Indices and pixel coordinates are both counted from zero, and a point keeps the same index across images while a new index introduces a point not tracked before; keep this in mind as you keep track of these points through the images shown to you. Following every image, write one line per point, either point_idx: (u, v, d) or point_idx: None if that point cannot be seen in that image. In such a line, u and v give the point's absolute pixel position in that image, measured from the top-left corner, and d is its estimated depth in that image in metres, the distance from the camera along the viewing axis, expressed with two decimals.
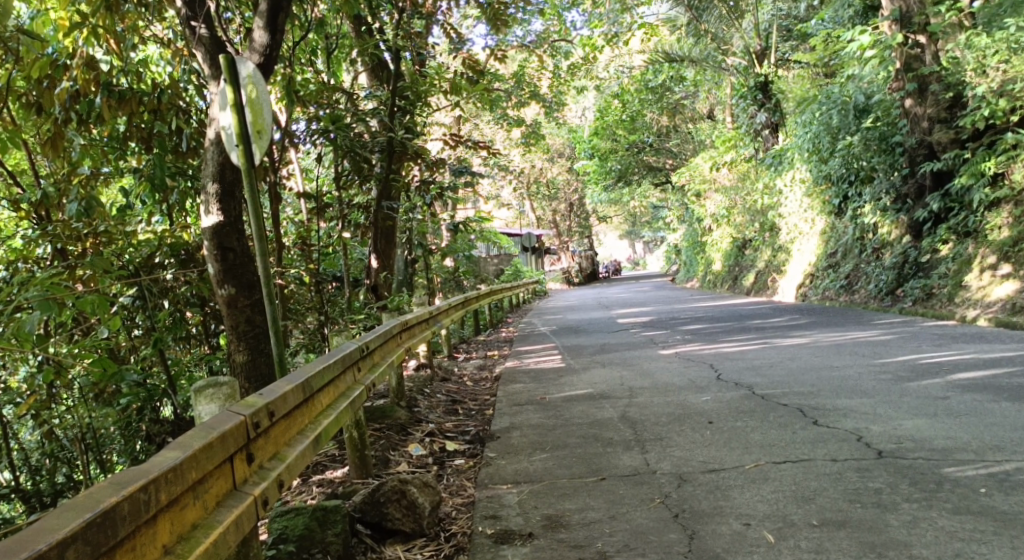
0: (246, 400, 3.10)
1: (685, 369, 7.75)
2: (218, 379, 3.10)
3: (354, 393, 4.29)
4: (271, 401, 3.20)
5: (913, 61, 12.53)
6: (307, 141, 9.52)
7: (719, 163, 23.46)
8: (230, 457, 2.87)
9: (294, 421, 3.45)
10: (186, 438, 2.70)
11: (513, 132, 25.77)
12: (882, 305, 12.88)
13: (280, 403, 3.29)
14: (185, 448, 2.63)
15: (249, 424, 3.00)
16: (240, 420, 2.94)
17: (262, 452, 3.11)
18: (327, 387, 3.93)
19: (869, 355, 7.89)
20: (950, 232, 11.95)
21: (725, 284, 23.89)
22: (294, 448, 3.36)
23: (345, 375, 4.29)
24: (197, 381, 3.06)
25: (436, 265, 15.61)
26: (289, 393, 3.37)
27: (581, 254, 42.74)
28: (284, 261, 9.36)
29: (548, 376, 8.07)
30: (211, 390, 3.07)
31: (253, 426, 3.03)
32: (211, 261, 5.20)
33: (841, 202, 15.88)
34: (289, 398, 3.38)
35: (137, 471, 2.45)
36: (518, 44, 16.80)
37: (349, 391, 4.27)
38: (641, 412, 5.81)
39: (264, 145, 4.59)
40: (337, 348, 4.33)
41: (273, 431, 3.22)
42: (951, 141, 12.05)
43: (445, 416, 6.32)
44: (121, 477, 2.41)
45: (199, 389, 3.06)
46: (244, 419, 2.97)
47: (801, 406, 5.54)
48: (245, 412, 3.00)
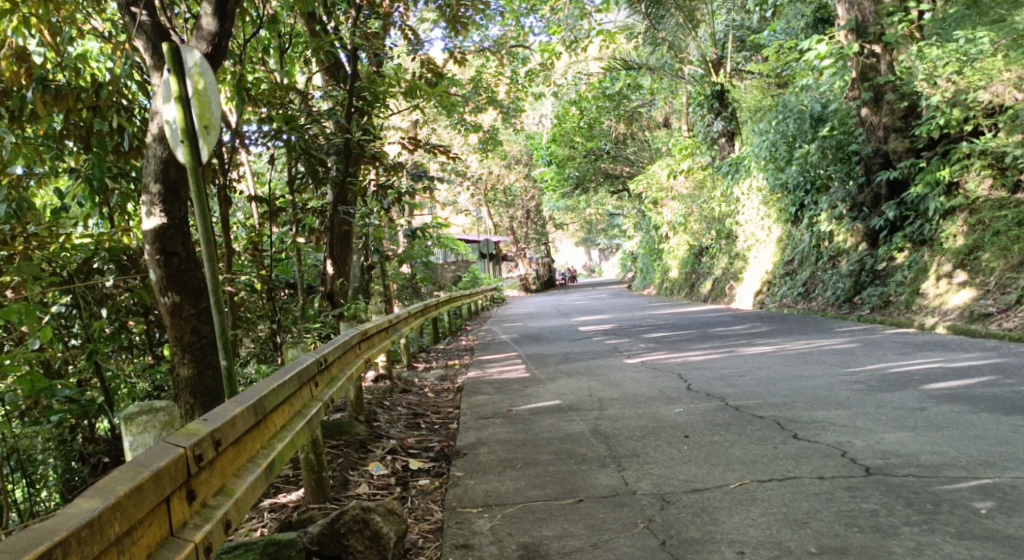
0: (187, 429, 2.79)
1: (652, 380, 7.54)
2: (154, 405, 3.03)
3: (312, 410, 3.98)
4: (217, 427, 2.89)
5: (868, 70, 12.45)
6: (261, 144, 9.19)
7: (676, 170, 23.43)
8: (166, 498, 2.55)
9: (244, 448, 3.14)
10: (109, 482, 2.38)
11: (470, 138, 25.52)
12: (840, 312, 12.82)
13: (227, 430, 2.97)
14: (106, 496, 2.31)
15: (190, 457, 2.69)
16: (177, 454, 2.62)
17: (206, 488, 2.79)
18: (282, 406, 3.61)
19: (837, 364, 7.74)
20: (906, 240, 11.96)
21: (682, 291, 23.85)
22: (245, 479, 3.04)
23: (302, 391, 3.97)
24: (130, 408, 2.99)
25: (393, 272, 15.25)
26: (238, 417, 3.06)
27: (538, 260, 42.63)
28: (234, 267, 8.99)
29: (512, 386, 7.81)
30: (145, 417, 3.00)
31: (195, 459, 2.71)
32: (152, 267, 4.84)
33: (797, 210, 15.87)
34: (238, 423, 3.06)
35: (42, 531, 2.14)
36: (475, 50, 16.51)
37: (307, 408, 3.95)
38: (613, 425, 5.57)
39: (212, 140, 4.27)
40: (294, 362, 4.01)
41: (219, 463, 2.90)
42: (906, 150, 12.10)
43: (406, 431, 6.01)
44: (22, 540, 2.09)
45: (130, 416, 2.99)
46: (183, 452, 2.65)
47: (777, 419, 5.35)
48: (184, 444, 2.69)
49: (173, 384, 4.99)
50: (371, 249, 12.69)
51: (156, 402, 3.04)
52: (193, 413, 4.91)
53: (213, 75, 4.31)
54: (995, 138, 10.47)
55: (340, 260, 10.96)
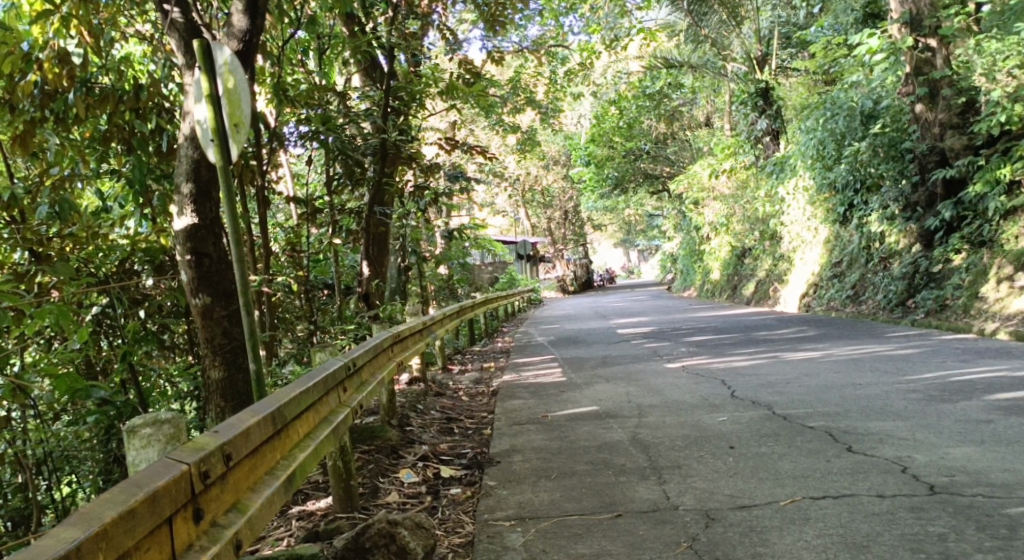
0: (194, 442, 2.62)
1: (695, 386, 7.28)
2: (160, 416, 2.74)
3: (340, 417, 3.80)
4: (227, 440, 2.72)
5: (923, 65, 12.00)
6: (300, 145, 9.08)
7: (718, 170, 23.00)
8: (166, 520, 2.39)
9: (261, 460, 2.97)
10: (99, 505, 2.22)
11: (508, 138, 25.33)
12: (892, 316, 12.42)
13: (240, 443, 2.80)
14: (93, 522, 2.14)
15: (194, 475, 2.52)
16: (179, 471, 2.45)
17: (215, 505, 2.63)
18: (306, 413, 3.45)
19: (891, 371, 7.42)
20: (963, 242, 11.52)
21: (724, 292, 23.43)
22: (260, 494, 2.88)
23: (329, 397, 3.80)
24: (133, 420, 2.71)
25: (430, 273, 15.09)
26: (252, 428, 2.89)
27: (576, 261, 42.37)
28: (272, 267, 8.91)
29: (549, 391, 7.59)
30: (149, 430, 2.71)
31: (200, 476, 2.54)
32: (183, 267, 4.71)
33: (845, 210, 15.42)
34: (253, 434, 2.89)
35: None
36: (514, 49, 16.31)
37: (334, 416, 3.78)
38: (653, 434, 5.33)
39: (242, 140, 4.00)
40: (321, 366, 3.84)
41: (230, 479, 2.74)
42: (963, 147, 11.62)
43: (439, 437, 5.82)
44: None
45: (134, 429, 2.71)
46: (186, 470, 2.48)
47: (829, 430, 5.08)
48: (188, 461, 2.51)
49: (204, 387, 4.87)
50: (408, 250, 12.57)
51: (163, 412, 2.75)
52: (223, 417, 4.78)
53: (243, 71, 4.04)
54: None
55: (377, 261, 10.82)
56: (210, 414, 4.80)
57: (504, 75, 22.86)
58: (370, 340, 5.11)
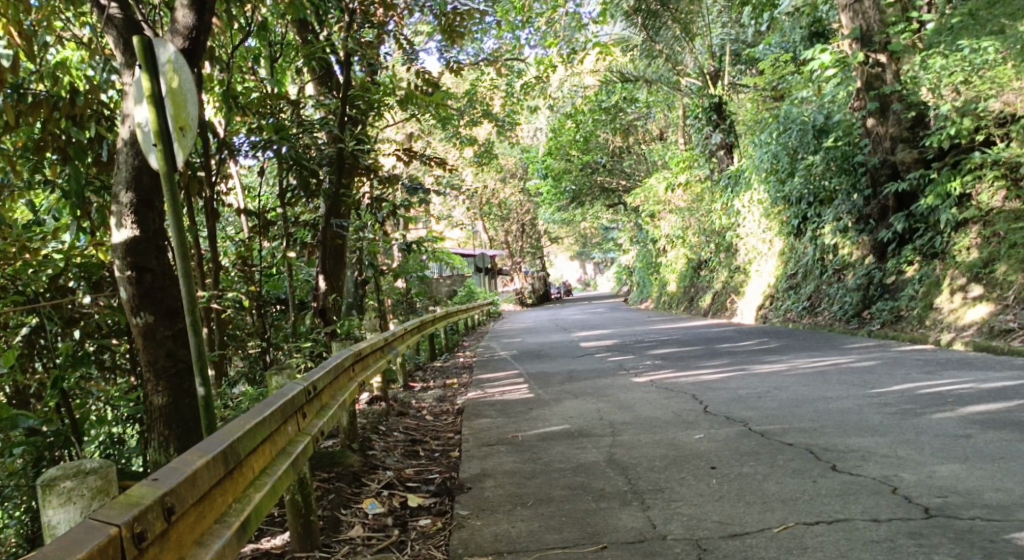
0: (127, 497, 2.34)
1: (665, 401, 7.09)
2: (84, 466, 2.54)
3: (299, 448, 3.50)
4: (166, 492, 2.44)
5: (873, 80, 12.00)
6: (252, 156, 8.75)
7: (673, 184, 22.97)
8: None
9: (210, 508, 2.69)
10: None
11: (464, 152, 25.12)
12: (848, 327, 12.36)
13: (183, 493, 2.52)
14: None
15: (126, 538, 2.23)
16: (106, 536, 2.17)
17: None
18: (262, 448, 3.15)
19: (861, 383, 7.31)
20: (916, 253, 11.56)
21: (681, 305, 23.42)
22: (210, 548, 2.60)
23: (287, 427, 3.50)
24: (52, 472, 2.50)
25: (387, 287, 14.77)
26: (198, 474, 2.61)
27: (533, 274, 42.23)
28: (223, 282, 8.56)
29: (515, 408, 7.35)
30: (70, 484, 2.51)
31: (133, 538, 2.26)
32: (123, 284, 4.37)
33: (800, 222, 15.44)
34: (198, 480, 2.61)
35: None
36: (471, 63, 16.12)
37: (293, 447, 3.48)
38: (630, 454, 5.12)
39: (188, 145, 3.86)
40: (279, 393, 3.54)
41: (172, 536, 2.45)
42: (915, 160, 11.67)
43: (403, 461, 5.55)
44: None
45: (52, 483, 2.50)
46: (116, 533, 2.20)
47: (809, 447, 4.93)
48: (118, 522, 2.23)
49: (147, 414, 4.53)
50: (365, 263, 12.32)
51: (84, 459, 2.56)
52: (167, 447, 4.43)
53: (189, 71, 3.90)
54: (1007, 148, 10.16)
55: (333, 275, 10.49)
56: (153, 444, 4.45)
57: (459, 88, 22.68)
58: (329, 359, 4.82)
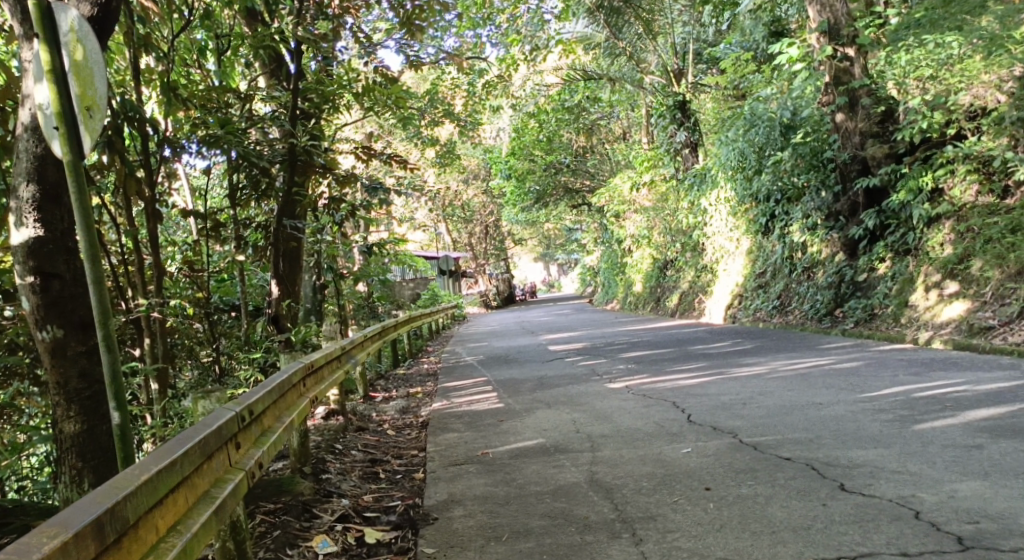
0: None
1: (644, 410, 6.60)
2: None
3: (225, 490, 2.93)
4: None
5: (842, 74, 11.55)
6: (201, 156, 8.19)
7: (638, 183, 22.45)
8: None
9: None
10: None
11: (426, 152, 24.49)
12: (821, 327, 11.93)
13: None
14: None
15: None
16: None
17: None
18: (169, 503, 2.58)
19: (850, 387, 6.88)
20: (887, 250, 11.21)
21: (647, 305, 22.98)
22: None
23: (212, 464, 2.93)
24: None
25: (348, 292, 14.12)
26: None
27: (497, 276, 41.68)
28: (168, 288, 7.97)
29: (484, 420, 6.83)
30: None
31: None
32: (26, 293, 3.85)
33: (767, 220, 15.05)
34: None
35: None
36: (432, 61, 15.50)
37: (219, 490, 2.91)
38: (613, 474, 4.63)
39: (96, 128, 3.32)
40: (202, 423, 2.96)
41: None
42: (886, 155, 11.17)
43: (361, 484, 5.05)
44: None
45: None
46: None
47: (809, 461, 4.49)
48: None
49: (55, 442, 3.99)
50: (324, 267, 11.73)
51: None
52: (80, 481, 3.91)
53: (97, 42, 3.37)
54: (980, 141, 9.83)
55: (288, 278, 9.90)
56: (63, 478, 3.93)
57: (421, 87, 22.15)
58: (275, 375, 4.27)
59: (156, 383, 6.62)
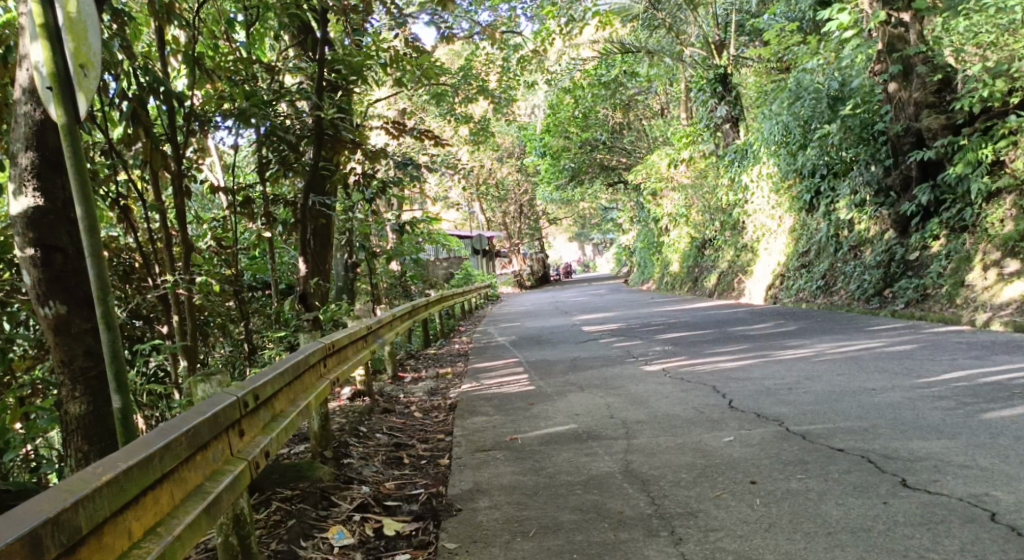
0: None
1: (683, 395, 6.27)
2: None
3: (220, 485, 2.65)
4: None
5: (896, 41, 11.10)
6: (231, 131, 7.97)
7: (676, 159, 21.93)
8: None
9: None
10: None
11: (461, 129, 24.14)
12: (869, 308, 11.43)
13: None
14: None
15: None
16: None
17: None
18: (144, 503, 2.29)
19: (904, 372, 6.48)
20: (942, 226, 10.71)
21: (685, 285, 22.50)
22: None
23: (205, 456, 2.65)
24: None
25: (381, 270, 13.88)
26: None
27: (532, 256, 41.31)
28: (198, 263, 7.79)
29: (515, 403, 6.54)
30: None
31: None
32: (27, 266, 3.61)
33: (812, 197, 14.54)
34: None
35: None
36: (466, 34, 15.16)
37: (213, 486, 2.63)
38: (650, 464, 4.33)
39: (92, 89, 2.99)
40: (196, 411, 2.68)
41: None
42: (942, 126, 10.65)
43: (384, 470, 4.80)
44: None
45: None
46: None
47: (865, 453, 4.15)
48: None
49: (61, 425, 3.76)
50: (356, 244, 11.51)
51: None
52: (86, 466, 3.67)
53: None
54: None
55: (318, 256, 9.69)
56: (69, 462, 3.69)
57: (455, 63, 21.83)
58: (290, 357, 4.01)
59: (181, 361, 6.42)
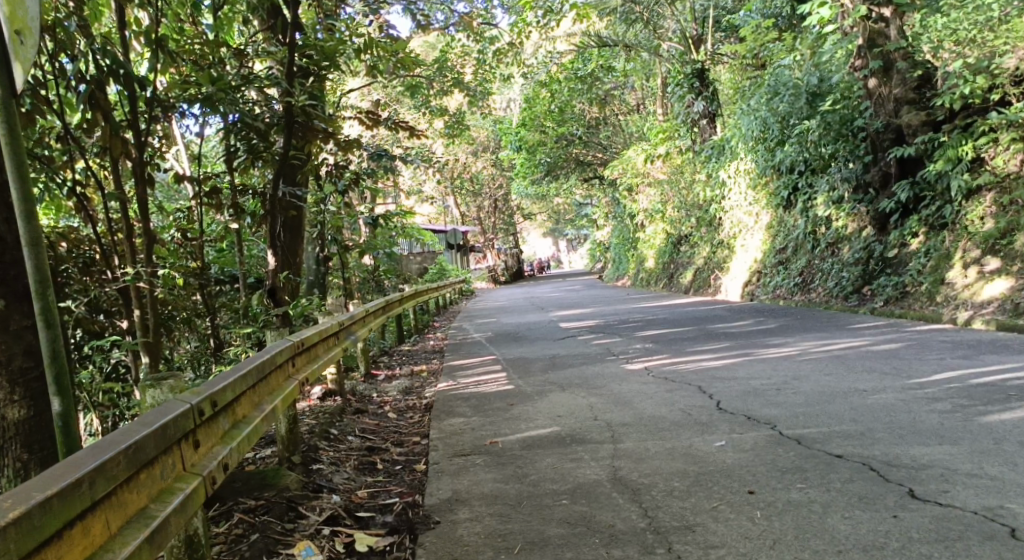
0: None
1: (668, 396, 6.03)
2: None
3: (167, 508, 2.35)
4: None
5: (877, 37, 10.94)
6: (199, 120, 7.66)
7: (652, 155, 21.72)
8: None
9: None
10: None
11: (435, 123, 23.77)
12: (847, 305, 11.26)
13: None
14: None
15: None
16: None
17: None
18: (72, 535, 2.00)
19: (894, 372, 6.28)
20: (922, 223, 10.54)
21: (660, 281, 22.31)
22: None
23: (150, 475, 2.35)
24: None
25: (353, 264, 13.54)
26: None
27: (506, 251, 41.03)
28: (161, 255, 7.44)
29: (493, 404, 6.27)
30: None
31: None
32: None
33: (790, 193, 14.40)
34: None
35: None
36: (442, 25, 14.85)
37: (158, 508, 2.33)
38: (639, 471, 4.08)
39: (28, 59, 2.70)
40: (139, 422, 2.38)
41: None
42: (923, 123, 10.47)
43: (355, 476, 4.51)
44: None
45: None
46: None
47: (866, 460, 3.93)
48: None
49: None
50: (327, 238, 11.15)
51: None
52: (26, 476, 3.37)
53: None
54: None
55: (288, 249, 9.35)
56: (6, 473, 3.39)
57: (430, 54, 21.51)
58: (254, 357, 3.71)
59: (144, 359, 6.10)
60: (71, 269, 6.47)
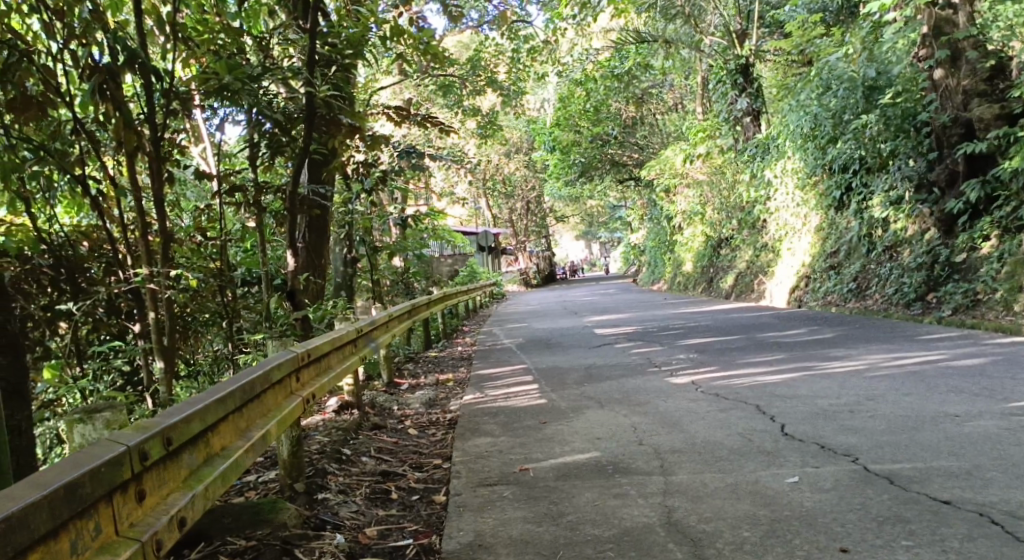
0: None
1: (722, 417, 5.33)
2: None
3: None
4: None
5: (944, 24, 10.08)
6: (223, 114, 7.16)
7: (692, 155, 20.88)
8: None
9: None
10: None
11: (468, 123, 23.12)
12: (909, 314, 10.38)
13: None
14: None
15: None
16: None
17: None
18: None
19: (984, 393, 5.51)
20: (993, 225, 9.69)
21: (699, 286, 21.46)
22: None
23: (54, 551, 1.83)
24: None
25: (382, 266, 12.94)
26: None
27: (538, 253, 40.34)
28: (182, 253, 6.94)
29: (525, 421, 5.62)
30: None
31: None
32: None
33: (842, 194, 13.58)
34: None
35: None
36: (475, 20, 14.26)
37: None
38: (698, 514, 3.41)
39: None
40: (48, 476, 1.87)
41: None
42: (994, 117, 9.66)
43: (365, 509, 3.89)
44: None
45: None
46: None
47: (981, 508, 3.22)
48: None
49: None
50: (355, 238, 10.58)
51: None
52: None
53: None
54: None
55: (311, 250, 8.78)
56: None
57: (463, 53, 20.86)
58: (243, 374, 3.14)
59: (160, 368, 5.41)
60: (94, 271, 5.89)
